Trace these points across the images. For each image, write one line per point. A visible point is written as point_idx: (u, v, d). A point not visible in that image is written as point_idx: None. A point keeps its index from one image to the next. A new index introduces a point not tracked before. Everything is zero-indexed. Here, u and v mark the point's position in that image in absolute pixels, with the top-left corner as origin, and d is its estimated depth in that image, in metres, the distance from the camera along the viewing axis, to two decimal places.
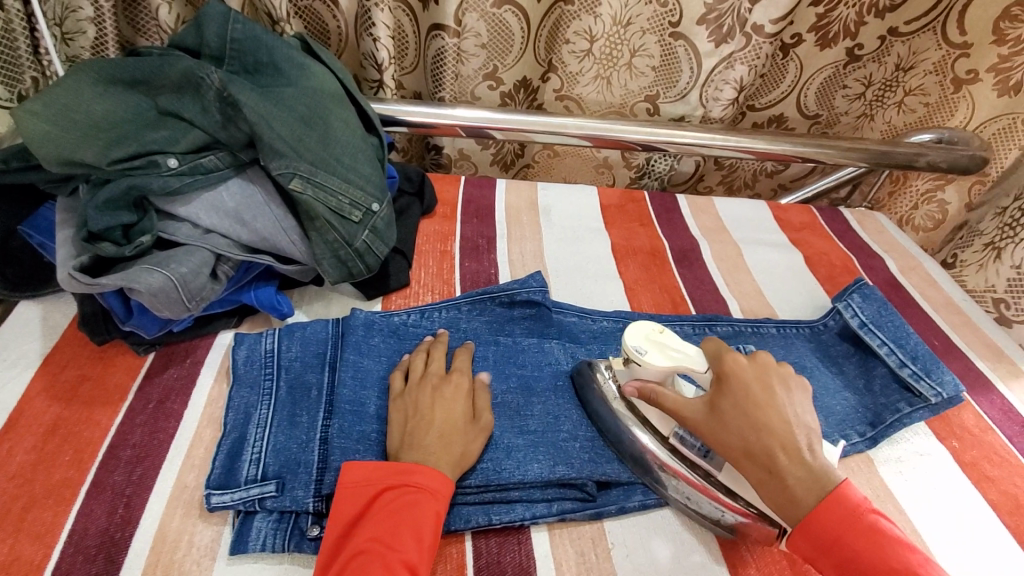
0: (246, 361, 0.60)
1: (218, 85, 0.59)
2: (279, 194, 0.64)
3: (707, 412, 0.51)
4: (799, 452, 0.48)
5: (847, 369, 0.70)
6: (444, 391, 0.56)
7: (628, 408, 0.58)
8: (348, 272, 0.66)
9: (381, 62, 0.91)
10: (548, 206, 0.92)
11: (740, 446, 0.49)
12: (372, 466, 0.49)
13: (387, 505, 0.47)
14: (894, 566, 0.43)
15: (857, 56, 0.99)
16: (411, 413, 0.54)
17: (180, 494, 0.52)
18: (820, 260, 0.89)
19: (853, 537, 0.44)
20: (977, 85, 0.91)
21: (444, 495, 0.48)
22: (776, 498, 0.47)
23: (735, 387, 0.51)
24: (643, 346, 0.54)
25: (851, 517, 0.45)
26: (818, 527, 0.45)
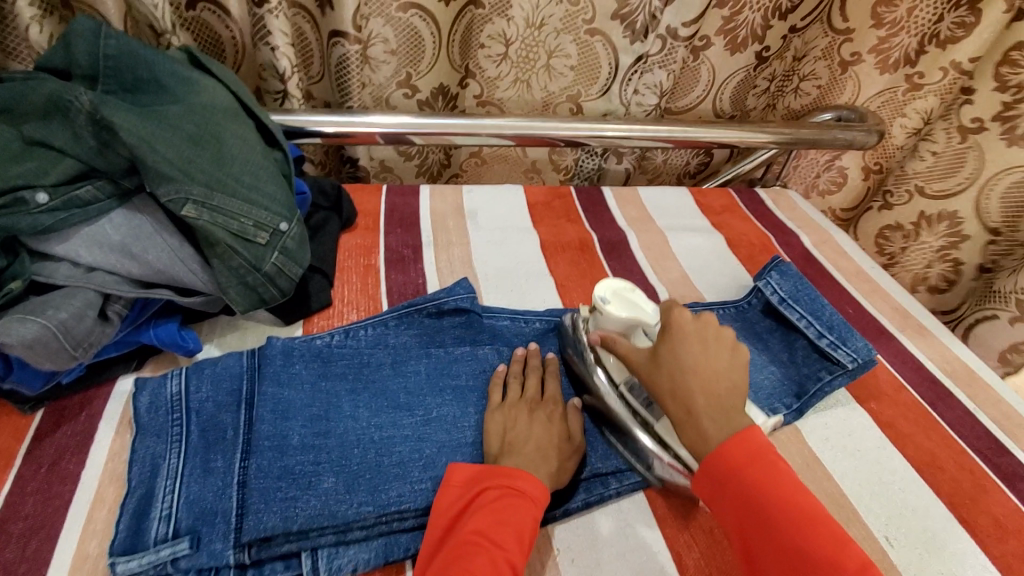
0: (150, 408, 0.55)
1: (89, 108, 0.54)
2: (172, 222, 0.59)
3: (648, 359, 0.54)
4: (719, 400, 0.50)
5: (772, 344, 0.72)
6: (540, 414, 0.59)
7: (598, 357, 0.61)
8: (259, 298, 0.61)
9: (283, 72, 0.86)
10: (474, 209, 0.90)
11: (667, 387, 0.52)
12: (497, 469, 0.51)
13: (508, 501, 0.49)
14: (789, 503, 0.44)
15: (765, 59, 1.01)
16: (511, 427, 0.57)
17: (82, 565, 0.46)
18: (741, 240, 0.92)
19: (752, 470, 0.46)
20: (860, 65, 0.98)
21: (540, 498, 0.50)
22: (689, 437, 0.49)
23: (674, 336, 0.54)
24: (608, 297, 0.61)
25: (755, 452, 0.46)
26: (720, 461, 0.47)
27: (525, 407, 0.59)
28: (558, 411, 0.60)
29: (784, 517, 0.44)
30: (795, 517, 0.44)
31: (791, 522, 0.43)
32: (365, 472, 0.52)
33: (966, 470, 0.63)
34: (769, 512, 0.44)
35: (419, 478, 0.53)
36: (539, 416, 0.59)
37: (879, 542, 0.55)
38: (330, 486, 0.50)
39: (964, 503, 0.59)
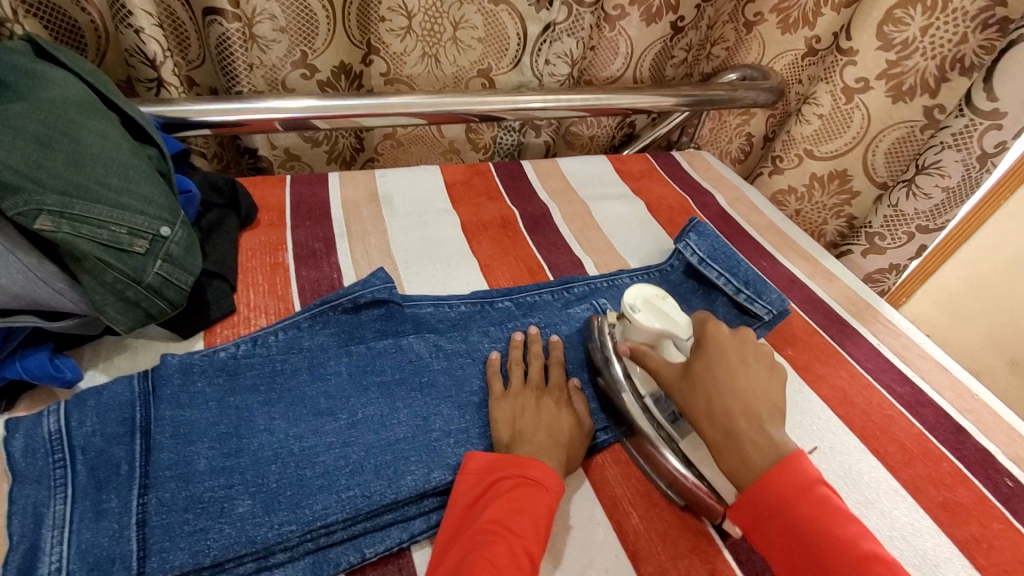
0: (26, 452, 0.48)
1: None
2: (24, 237, 0.51)
3: (682, 374, 0.53)
4: (762, 425, 0.49)
5: (694, 304, 0.74)
6: (547, 400, 0.59)
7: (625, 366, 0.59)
8: (145, 313, 0.55)
9: (153, 57, 0.76)
10: (388, 194, 0.85)
11: (704, 407, 0.51)
12: (516, 458, 0.51)
13: (524, 490, 0.49)
14: (839, 538, 0.43)
15: (680, 29, 1.01)
16: (520, 414, 0.56)
17: None
18: (660, 205, 0.93)
19: (823, 523, 0.44)
20: (764, 25, 1.01)
21: (556, 489, 0.50)
22: (731, 463, 0.48)
23: (714, 353, 0.53)
24: (638, 304, 0.58)
25: (818, 503, 0.45)
26: (767, 494, 0.45)
27: (532, 394, 0.59)
28: (564, 396, 0.60)
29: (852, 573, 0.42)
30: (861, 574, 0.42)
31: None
32: (285, 489, 0.48)
33: (875, 403, 0.67)
34: (829, 558, 0.43)
35: (347, 484, 0.50)
36: (547, 402, 0.58)
37: None
38: (246, 509, 0.46)
39: (875, 434, 0.63)
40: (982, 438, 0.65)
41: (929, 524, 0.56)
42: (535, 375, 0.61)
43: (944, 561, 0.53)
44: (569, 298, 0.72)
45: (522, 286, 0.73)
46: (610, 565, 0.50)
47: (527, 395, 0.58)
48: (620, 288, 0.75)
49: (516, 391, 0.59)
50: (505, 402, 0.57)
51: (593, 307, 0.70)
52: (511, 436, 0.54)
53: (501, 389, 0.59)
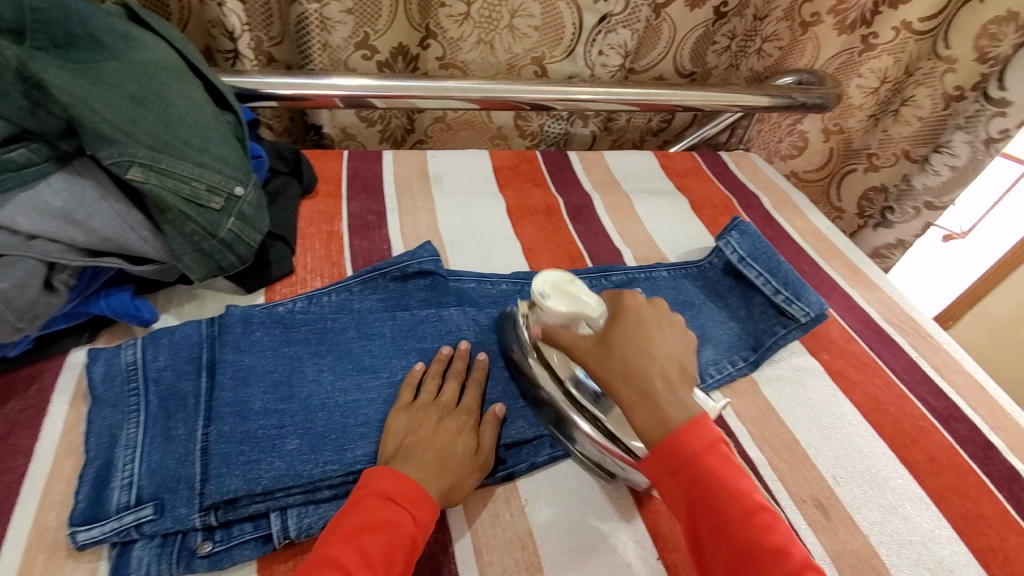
0: (105, 379, 0.53)
1: (14, 64, 0.50)
2: (116, 185, 0.56)
3: (598, 342, 0.51)
4: (675, 385, 0.48)
5: (731, 301, 0.75)
6: (450, 422, 0.54)
7: (560, 385, 0.57)
8: (217, 265, 0.60)
9: (232, 30, 0.81)
10: (438, 174, 0.89)
11: (621, 369, 0.49)
12: (392, 474, 0.47)
13: (388, 513, 0.45)
14: (741, 494, 0.43)
15: (722, 14, 1.01)
16: (413, 431, 0.52)
17: (40, 538, 0.45)
18: (704, 203, 0.93)
19: (711, 457, 0.44)
20: (820, 27, 0.99)
21: (426, 514, 0.46)
22: (648, 420, 0.46)
23: (628, 318, 0.52)
24: (547, 290, 0.56)
25: (709, 443, 0.45)
26: (676, 445, 0.45)
27: (434, 412, 0.54)
28: (470, 421, 0.55)
29: (729, 504, 0.43)
30: (768, 554, 0.41)
31: (743, 525, 0.42)
32: (330, 433, 0.52)
33: (906, 412, 0.67)
34: (744, 534, 0.42)
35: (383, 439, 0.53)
36: (446, 424, 0.53)
37: (827, 481, 0.59)
38: (294, 448, 0.50)
39: (904, 443, 0.64)
40: (1011, 455, 0.64)
41: (948, 531, 0.56)
42: (449, 389, 0.56)
43: (959, 566, 0.54)
44: (607, 286, 0.74)
45: (562, 271, 0.76)
46: (627, 535, 0.53)
47: (428, 411, 0.54)
48: (658, 280, 0.76)
49: (418, 406, 0.54)
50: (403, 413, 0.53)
51: None
52: (397, 451, 0.50)
53: (406, 401, 0.55)
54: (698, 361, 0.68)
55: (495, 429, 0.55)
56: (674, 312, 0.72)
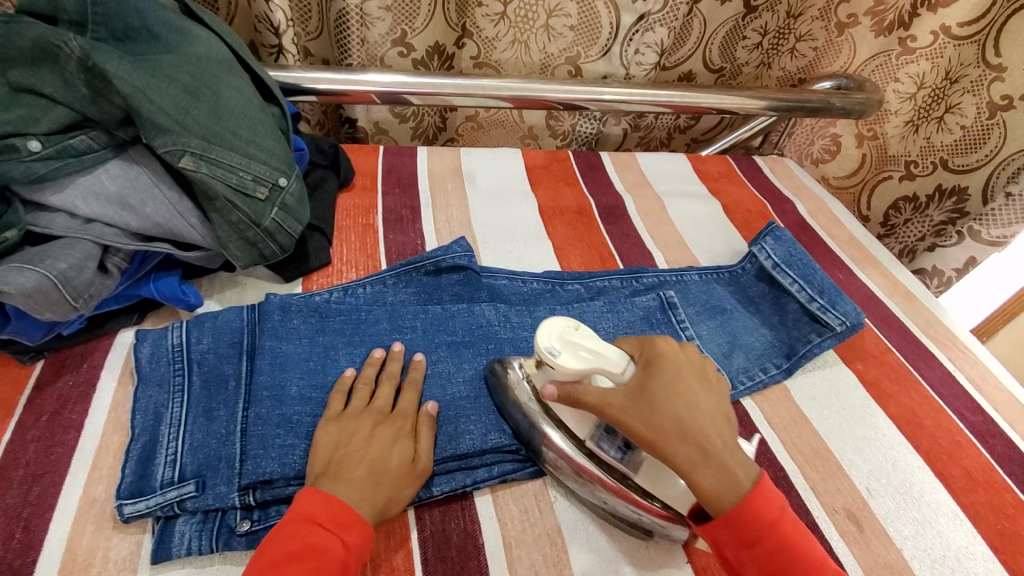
0: (152, 358, 0.55)
1: (79, 54, 0.52)
2: (168, 173, 0.58)
3: (635, 398, 0.47)
4: (730, 440, 0.47)
5: (764, 308, 0.75)
6: (384, 430, 0.51)
7: (540, 402, 0.53)
8: (260, 254, 0.61)
9: (278, 26, 0.83)
10: (472, 171, 0.90)
11: (673, 426, 0.46)
12: (320, 496, 0.45)
13: (317, 539, 0.43)
14: (810, 556, 0.44)
15: (752, 7, 0.99)
16: (344, 442, 0.49)
17: (89, 509, 0.46)
18: (737, 208, 0.92)
19: (784, 524, 0.45)
20: (857, 28, 0.99)
21: (359, 538, 0.44)
22: (714, 484, 0.45)
23: (668, 368, 0.49)
24: (556, 345, 0.48)
25: (778, 507, 0.45)
26: (757, 512, 0.44)
27: (368, 419, 0.52)
28: (407, 426, 0.52)
29: (807, 574, 0.44)
30: None
31: None
32: None
33: (942, 426, 0.65)
34: None
35: None
36: (382, 432, 0.51)
37: (860, 492, 0.58)
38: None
39: (940, 457, 0.62)
40: None
41: (983, 548, 0.55)
42: (382, 394, 0.54)
43: None
44: (638, 288, 0.74)
45: (593, 271, 0.76)
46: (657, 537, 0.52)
47: (362, 420, 0.51)
48: (690, 283, 0.76)
49: (350, 416, 0.52)
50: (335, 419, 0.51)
51: (659, 297, 0.71)
52: (326, 466, 0.48)
53: (337, 410, 0.52)
54: (730, 366, 0.67)
55: (432, 434, 0.53)
56: (705, 316, 0.72)
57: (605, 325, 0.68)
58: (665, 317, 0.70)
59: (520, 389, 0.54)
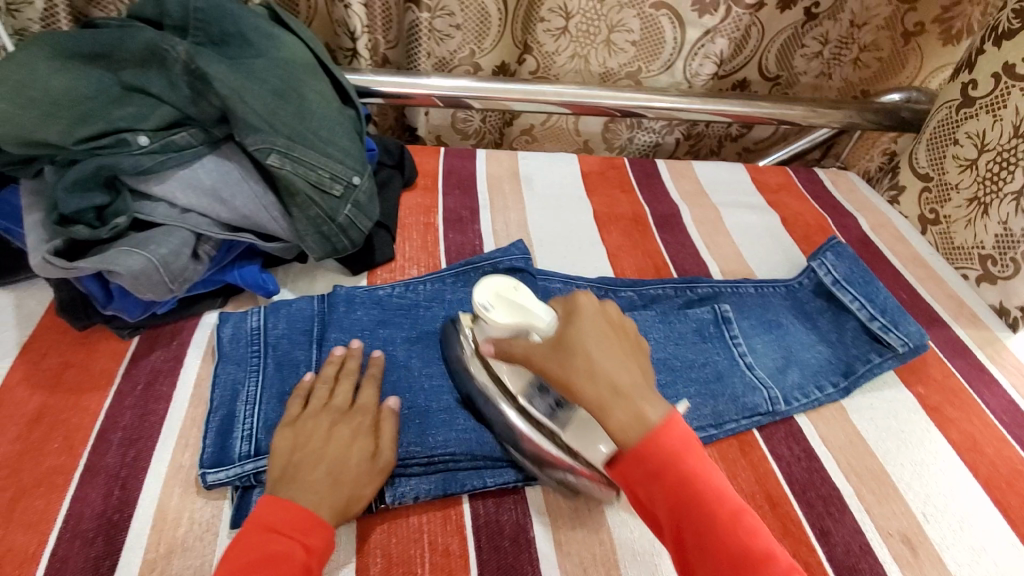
0: (232, 339, 0.60)
1: (185, 58, 0.57)
2: (256, 169, 0.62)
3: (551, 343, 0.48)
4: (647, 388, 0.46)
5: (821, 324, 0.74)
6: (344, 428, 0.51)
7: (490, 374, 0.55)
8: (333, 247, 0.65)
9: (354, 31, 0.87)
10: (529, 175, 0.92)
11: (585, 368, 0.46)
12: (279, 503, 0.45)
13: (275, 546, 0.42)
14: (719, 495, 0.41)
15: (814, 15, 0.96)
16: (300, 445, 0.49)
17: (177, 473, 0.50)
18: (796, 220, 0.91)
19: (688, 458, 0.42)
20: (924, 37, 0.97)
21: (323, 540, 0.44)
22: (623, 420, 0.43)
23: (586, 320, 0.48)
24: (491, 301, 0.53)
25: (684, 443, 0.43)
26: (664, 451, 0.42)
27: (326, 418, 0.51)
28: (367, 421, 0.52)
29: (710, 508, 0.41)
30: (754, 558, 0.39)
31: (722, 519, 0.40)
32: (415, 415, 0.55)
33: (1006, 456, 0.63)
34: (727, 534, 0.40)
35: (467, 424, 0.55)
36: (340, 430, 0.51)
37: (915, 516, 0.57)
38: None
39: (1000, 486, 0.60)
40: None
41: None
42: (341, 391, 0.54)
43: None
44: (692, 299, 0.74)
45: (647, 280, 0.76)
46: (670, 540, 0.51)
47: (319, 419, 0.51)
48: (745, 296, 0.75)
49: (304, 416, 0.52)
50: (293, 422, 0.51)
51: (714, 310, 0.71)
52: (284, 470, 0.47)
53: (297, 411, 0.52)
54: (784, 383, 0.67)
55: (394, 426, 0.53)
56: (760, 330, 0.71)
57: (657, 334, 0.69)
58: (719, 331, 0.70)
59: (466, 350, 0.57)
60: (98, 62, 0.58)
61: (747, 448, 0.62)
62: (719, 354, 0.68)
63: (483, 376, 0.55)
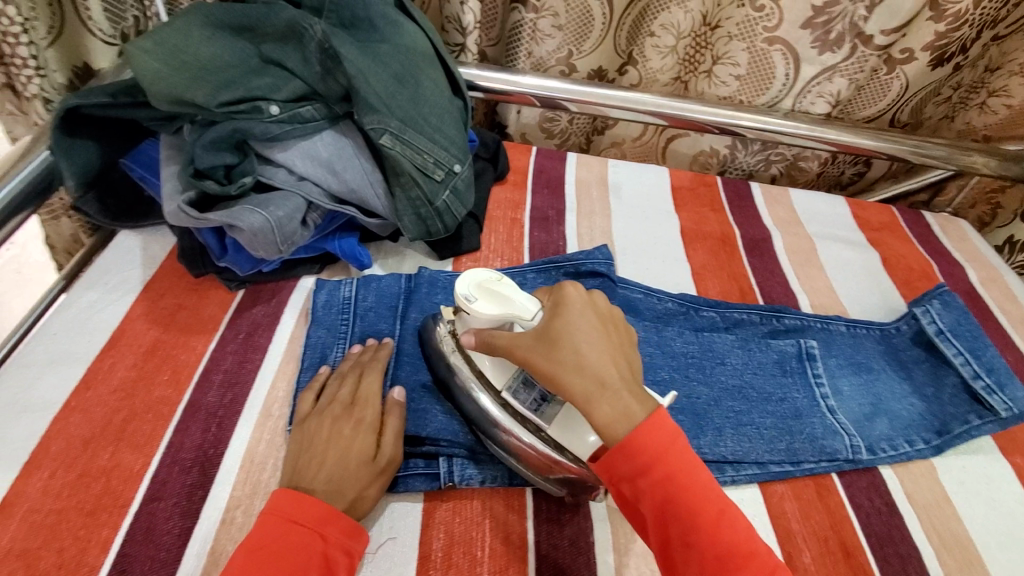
0: (325, 305, 0.63)
1: (320, 37, 0.61)
2: (368, 147, 0.66)
3: (537, 333, 0.46)
4: (635, 387, 0.45)
5: (916, 375, 0.69)
6: (344, 425, 0.50)
7: (466, 360, 0.53)
8: (427, 230, 0.68)
9: (466, 26, 0.89)
10: (618, 183, 0.91)
11: (572, 364, 0.44)
12: (294, 494, 0.44)
13: (294, 537, 0.42)
14: (708, 491, 0.41)
15: (959, 66, 0.91)
16: (304, 448, 0.49)
17: (265, 421, 0.54)
18: (898, 263, 0.86)
19: (671, 455, 0.42)
20: None
21: (341, 530, 0.44)
22: (610, 413, 0.43)
23: (569, 311, 0.46)
24: (472, 293, 0.49)
25: (670, 439, 0.42)
26: (651, 448, 0.41)
27: (328, 417, 0.51)
28: (369, 416, 0.51)
29: (697, 506, 0.40)
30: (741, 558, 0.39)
31: (707, 515, 0.40)
32: None
33: None
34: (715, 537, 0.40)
35: None
36: (341, 428, 0.50)
37: None
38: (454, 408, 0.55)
39: None
40: None
41: None
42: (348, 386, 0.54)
43: None
44: (778, 328, 0.71)
45: (732, 302, 0.74)
46: None
47: (322, 418, 0.51)
48: (836, 334, 0.71)
49: (312, 414, 0.52)
50: (298, 428, 0.51)
51: (799, 345, 0.68)
52: (290, 476, 0.47)
53: (308, 408, 0.53)
54: (870, 431, 0.63)
55: (399, 421, 0.52)
56: (848, 372, 0.68)
57: (735, 361, 0.66)
58: (803, 367, 0.66)
59: (446, 341, 0.55)
60: (243, 34, 0.63)
61: (824, 492, 0.59)
62: (799, 391, 0.64)
63: (463, 366, 0.53)
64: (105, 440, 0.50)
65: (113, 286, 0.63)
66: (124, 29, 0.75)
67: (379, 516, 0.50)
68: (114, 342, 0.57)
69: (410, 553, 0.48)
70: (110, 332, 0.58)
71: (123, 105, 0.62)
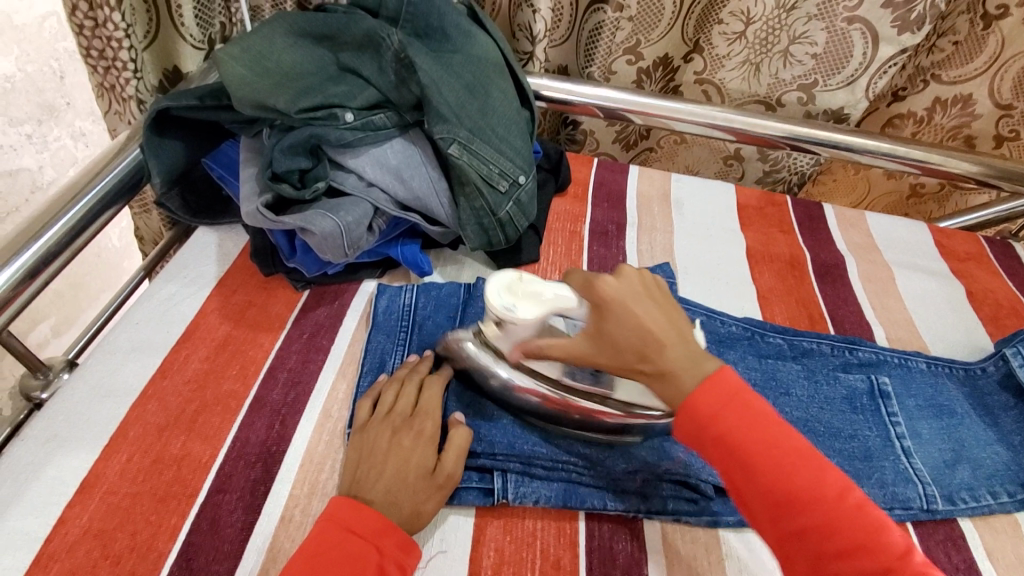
0: (387, 310, 0.64)
1: (397, 47, 0.63)
2: (435, 156, 0.67)
3: (590, 335, 0.49)
4: (689, 350, 0.48)
5: (1003, 422, 0.64)
6: (403, 437, 0.50)
7: (511, 362, 0.54)
8: (488, 241, 0.68)
9: (536, 34, 0.89)
10: (681, 199, 0.88)
11: (631, 356, 0.48)
12: (352, 503, 0.45)
13: (352, 545, 0.43)
14: (771, 442, 0.43)
15: None
16: (365, 457, 0.49)
17: (325, 422, 0.55)
18: (985, 297, 0.79)
19: (728, 411, 0.44)
20: None
21: (396, 543, 0.44)
22: (669, 394, 0.46)
23: (612, 309, 0.49)
24: (509, 301, 0.50)
25: (729, 396, 0.45)
26: (711, 405, 0.44)
27: (388, 427, 0.51)
28: (427, 428, 0.51)
29: (761, 454, 0.43)
30: (804, 501, 0.41)
31: (769, 463, 0.42)
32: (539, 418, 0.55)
33: None
34: (774, 484, 0.42)
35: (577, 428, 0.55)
36: (401, 440, 0.50)
37: None
38: (507, 420, 0.55)
39: None
40: None
41: None
42: (406, 395, 0.54)
43: None
44: (851, 360, 0.67)
45: (801, 331, 0.70)
46: None
47: (382, 429, 0.51)
48: (915, 371, 0.67)
49: (371, 423, 0.52)
50: (359, 437, 0.51)
51: (870, 381, 0.64)
52: (350, 485, 0.48)
53: (365, 416, 0.53)
54: (949, 480, 0.58)
55: (464, 440, 0.51)
56: (927, 415, 0.63)
57: (800, 392, 0.63)
58: (876, 405, 0.62)
59: (476, 354, 0.55)
60: (322, 42, 0.65)
61: None
62: (871, 430, 0.60)
63: (508, 370, 0.54)
64: (178, 428, 0.53)
65: (190, 280, 0.66)
66: (212, 34, 0.78)
67: (431, 528, 0.50)
68: (189, 334, 0.60)
69: (460, 567, 0.48)
70: (186, 324, 0.61)
71: (209, 108, 0.65)
